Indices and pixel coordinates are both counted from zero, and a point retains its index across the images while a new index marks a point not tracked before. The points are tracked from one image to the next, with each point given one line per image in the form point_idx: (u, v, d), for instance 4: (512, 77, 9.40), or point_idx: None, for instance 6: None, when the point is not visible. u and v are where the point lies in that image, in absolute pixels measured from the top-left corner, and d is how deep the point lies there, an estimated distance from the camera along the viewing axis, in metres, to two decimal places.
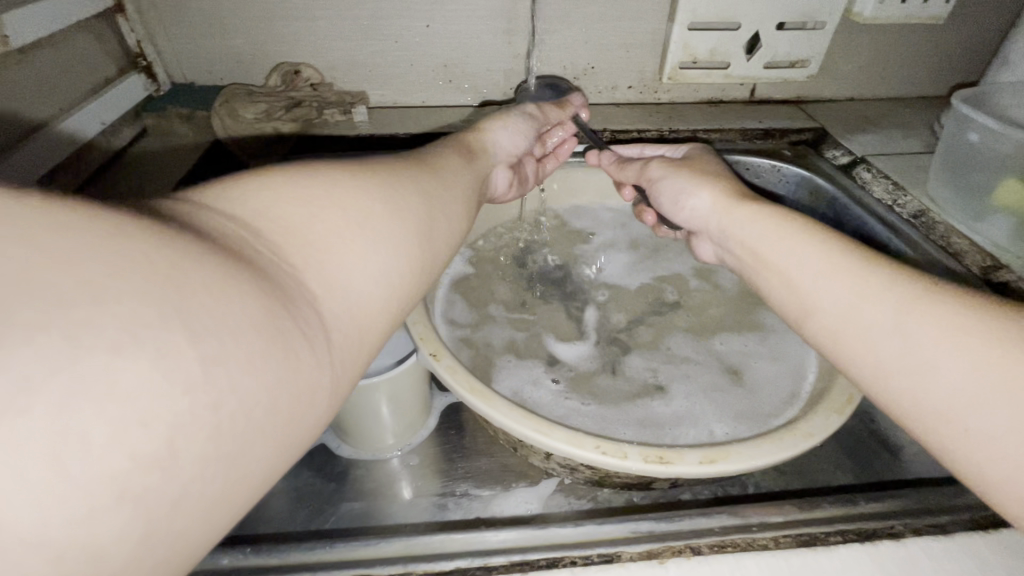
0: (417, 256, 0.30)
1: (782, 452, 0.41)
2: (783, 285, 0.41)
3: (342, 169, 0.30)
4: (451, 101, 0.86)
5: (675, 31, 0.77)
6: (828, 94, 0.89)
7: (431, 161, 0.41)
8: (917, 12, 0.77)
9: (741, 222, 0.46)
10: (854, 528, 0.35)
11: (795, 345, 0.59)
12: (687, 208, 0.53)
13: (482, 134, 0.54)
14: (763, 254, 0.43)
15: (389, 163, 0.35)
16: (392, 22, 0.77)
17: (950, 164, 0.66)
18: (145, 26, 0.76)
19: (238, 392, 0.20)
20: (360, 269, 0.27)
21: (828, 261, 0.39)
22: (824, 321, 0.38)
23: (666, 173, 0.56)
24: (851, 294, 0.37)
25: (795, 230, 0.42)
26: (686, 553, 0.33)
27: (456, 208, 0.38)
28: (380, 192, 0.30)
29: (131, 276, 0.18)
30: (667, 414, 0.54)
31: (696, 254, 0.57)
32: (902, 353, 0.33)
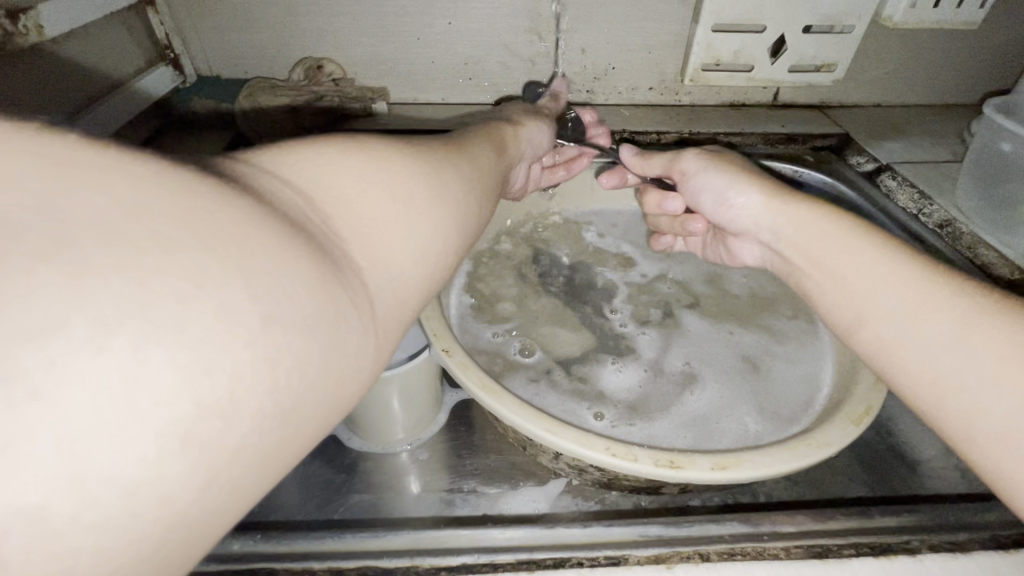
0: (451, 241, 0.31)
1: (796, 460, 0.41)
2: (830, 283, 0.42)
3: (391, 144, 0.30)
4: (471, 99, 0.87)
5: (698, 32, 0.76)
6: (854, 99, 0.88)
7: (468, 147, 0.41)
8: (950, 18, 0.75)
9: (798, 221, 0.45)
10: (869, 542, 0.34)
11: (812, 352, 0.58)
12: (732, 206, 0.52)
13: (522, 130, 0.55)
14: (818, 256, 0.43)
15: (429, 144, 0.35)
16: (415, 19, 0.77)
17: (980, 176, 0.64)
18: (174, 19, 0.78)
19: (292, 351, 0.20)
20: (403, 247, 0.27)
21: (896, 274, 0.38)
22: (874, 330, 0.38)
23: (705, 168, 0.55)
24: (908, 305, 0.36)
25: (856, 233, 0.41)
26: (694, 560, 0.32)
27: (487, 200, 0.38)
28: (423, 174, 0.30)
29: (197, 230, 0.19)
30: (706, 409, 0.53)
31: (734, 254, 0.57)
32: (955, 368, 0.33)
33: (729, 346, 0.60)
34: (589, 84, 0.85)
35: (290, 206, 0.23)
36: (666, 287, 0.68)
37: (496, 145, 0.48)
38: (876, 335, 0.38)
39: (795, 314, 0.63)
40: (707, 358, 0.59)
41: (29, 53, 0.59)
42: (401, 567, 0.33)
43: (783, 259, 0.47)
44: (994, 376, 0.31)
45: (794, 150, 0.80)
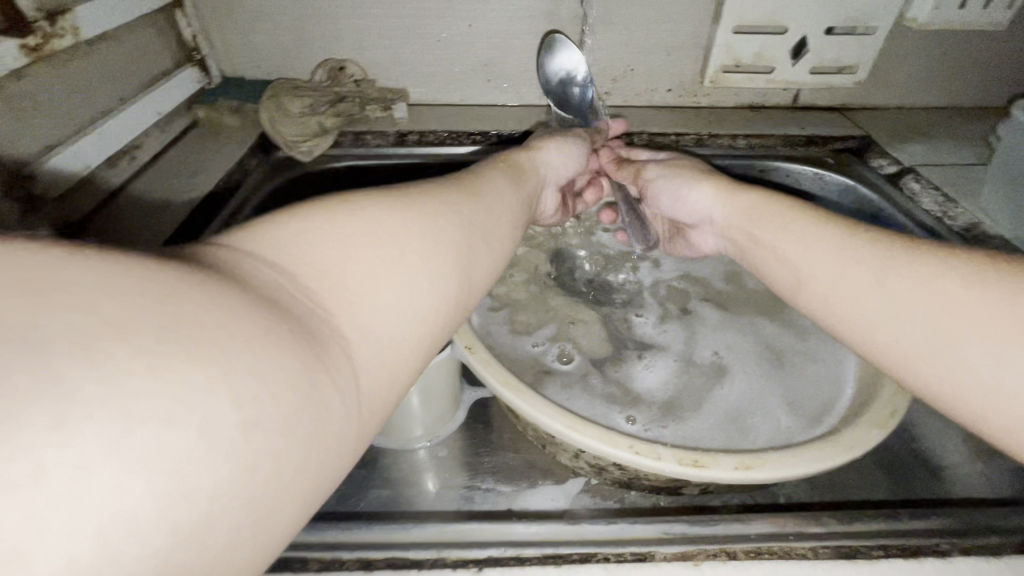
0: (448, 291, 0.31)
1: (821, 462, 0.41)
2: (769, 258, 0.45)
3: (382, 202, 0.31)
4: (489, 101, 0.87)
5: (719, 33, 0.76)
6: (875, 102, 0.87)
7: (472, 182, 0.41)
8: (976, 18, 0.75)
9: (738, 203, 0.50)
10: (898, 544, 0.33)
11: (831, 348, 0.57)
12: (688, 203, 0.55)
13: (536, 153, 0.56)
14: (755, 232, 0.47)
15: (425, 191, 0.35)
16: (435, 21, 0.78)
17: (1008, 178, 0.63)
18: (201, 22, 0.79)
19: (274, 450, 0.20)
20: (393, 313, 0.27)
21: (823, 244, 0.41)
22: (811, 290, 0.41)
23: (664, 172, 0.59)
24: (833, 260, 0.40)
25: (780, 206, 0.46)
26: (721, 558, 0.32)
27: (493, 236, 0.37)
28: (413, 227, 0.31)
29: (181, 338, 0.18)
30: (743, 403, 0.54)
31: (693, 245, 0.59)
32: (875, 309, 0.37)
33: (754, 338, 0.61)
34: (607, 86, 0.85)
35: (271, 291, 0.24)
36: (686, 288, 0.68)
37: (507, 175, 0.47)
38: (820, 296, 0.40)
39: None
40: (737, 348, 0.60)
41: (67, 55, 0.59)
42: (429, 559, 0.33)
43: (734, 242, 0.50)
44: (905, 306, 0.35)
45: (814, 152, 0.80)
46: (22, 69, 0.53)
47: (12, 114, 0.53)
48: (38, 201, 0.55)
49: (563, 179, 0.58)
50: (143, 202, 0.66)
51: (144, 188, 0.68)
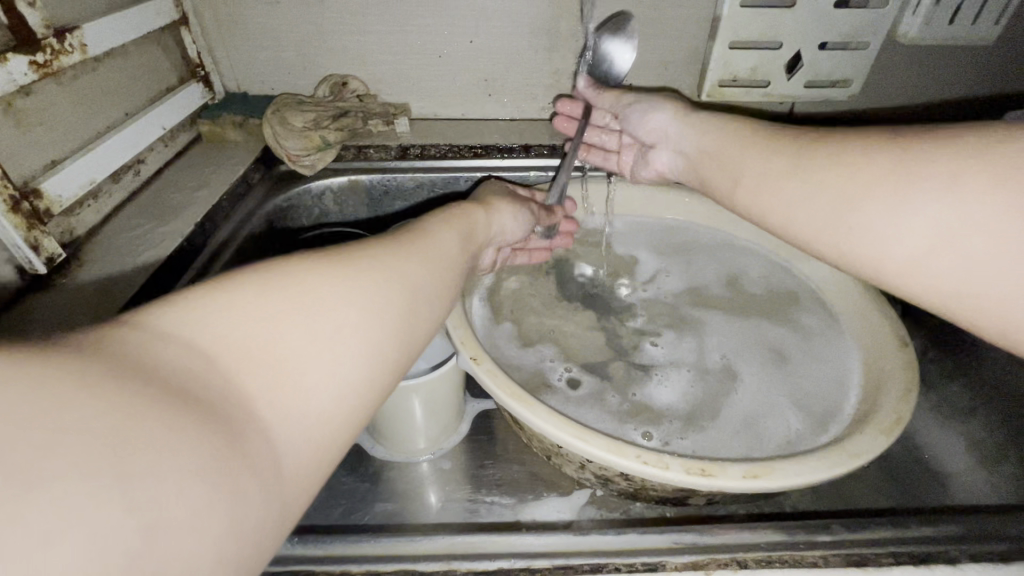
0: (381, 369, 0.28)
1: (827, 471, 0.41)
2: (717, 168, 0.51)
3: (313, 261, 0.29)
4: (490, 115, 0.89)
5: (716, 49, 0.77)
6: (869, 115, 0.88)
7: (418, 233, 0.38)
8: (963, 33, 0.76)
9: (690, 117, 0.57)
10: (909, 551, 0.33)
11: (838, 349, 0.57)
12: (652, 119, 0.61)
13: (495, 212, 0.50)
14: (704, 145, 0.54)
15: (362, 249, 0.32)
16: (437, 38, 0.80)
17: None
18: (205, 38, 0.80)
19: (181, 556, 0.18)
20: (323, 381, 0.25)
21: (761, 153, 0.46)
22: (744, 189, 0.47)
23: (636, 95, 0.64)
24: (760, 157, 0.46)
25: (722, 122, 0.53)
26: (731, 566, 0.32)
27: (443, 288, 0.35)
28: (346, 298, 0.28)
29: (66, 450, 0.17)
30: (761, 407, 0.55)
31: (648, 165, 0.64)
32: (788, 192, 0.43)
33: (759, 339, 0.62)
34: None
35: (182, 374, 0.21)
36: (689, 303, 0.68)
37: (462, 225, 0.44)
38: (751, 191, 0.47)
39: (820, 306, 0.62)
40: (741, 349, 0.62)
41: (75, 71, 0.60)
42: (439, 571, 0.33)
43: (687, 155, 0.56)
44: (800, 182, 0.42)
45: None
46: (30, 85, 0.54)
47: (19, 129, 0.53)
48: (41, 215, 0.55)
49: (508, 242, 0.53)
50: (144, 215, 0.66)
51: (148, 203, 0.68)
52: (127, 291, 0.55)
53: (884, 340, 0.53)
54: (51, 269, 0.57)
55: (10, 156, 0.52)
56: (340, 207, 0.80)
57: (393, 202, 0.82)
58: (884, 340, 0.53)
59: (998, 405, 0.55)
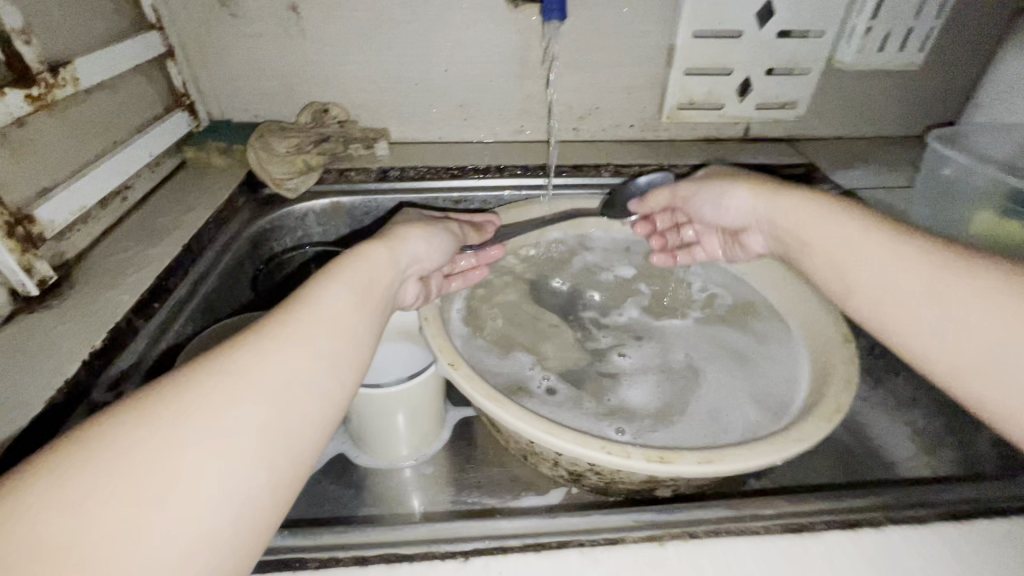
0: (253, 486, 0.29)
1: (773, 454, 0.45)
2: (825, 263, 0.46)
3: (151, 413, 0.28)
4: (466, 138, 0.93)
5: (672, 75, 0.84)
6: (817, 133, 0.95)
7: (303, 304, 0.37)
8: (894, 60, 0.84)
9: (783, 206, 0.51)
10: (839, 518, 0.37)
11: (790, 351, 0.62)
12: (731, 208, 0.57)
13: (399, 245, 0.49)
14: (803, 235, 0.48)
15: (214, 362, 0.32)
16: (414, 67, 0.85)
17: (933, 197, 0.71)
18: (191, 69, 0.84)
19: None
20: (160, 550, 0.25)
21: (877, 252, 0.42)
22: (867, 298, 0.42)
23: (702, 184, 0.61)
24: (884, 266, 0.41)
25: (830, 209, 0.47)
26: (684, 537, 0.36)
27: (331, 380, 0.35)
28: (186, 437, 0.28)
29: None
30: (723, 403, 0.59)
31: (749, 249, 0.60)
32: (921, 319, 0.38)
33: (719, 344, 0.66)
34: (575, 121, 0.92)
35: None
36: (655, 310, 0.73)
37: (359, 279, 0.42)
38: (873, 302, 0.42)
39: (775, 319, 0.66)
40: (704, 354, 0.66)
41: (66, 103, 0.62)
42: (418, 554, 0.36)
43: (784, 243, 0.52)
44: (933, 313, 0.38)
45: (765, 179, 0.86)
46: (25, 117, 0.56)
47: (12, 158, 0.56)
48: (34, 239, 0.57)
49: (426, 268, 0.53)
50: (131, 239, 0.69)
51: (135, 226, 0.71)
52: (117, 309, 0.57)
53: (829, 337, 0.58)
54: (42, 290, 0.59)
55: (4, 184, 0.54)
56: (322, 227, 0.84)
57: (373, 221, 0.85)
58: (829, 337, 0.58)
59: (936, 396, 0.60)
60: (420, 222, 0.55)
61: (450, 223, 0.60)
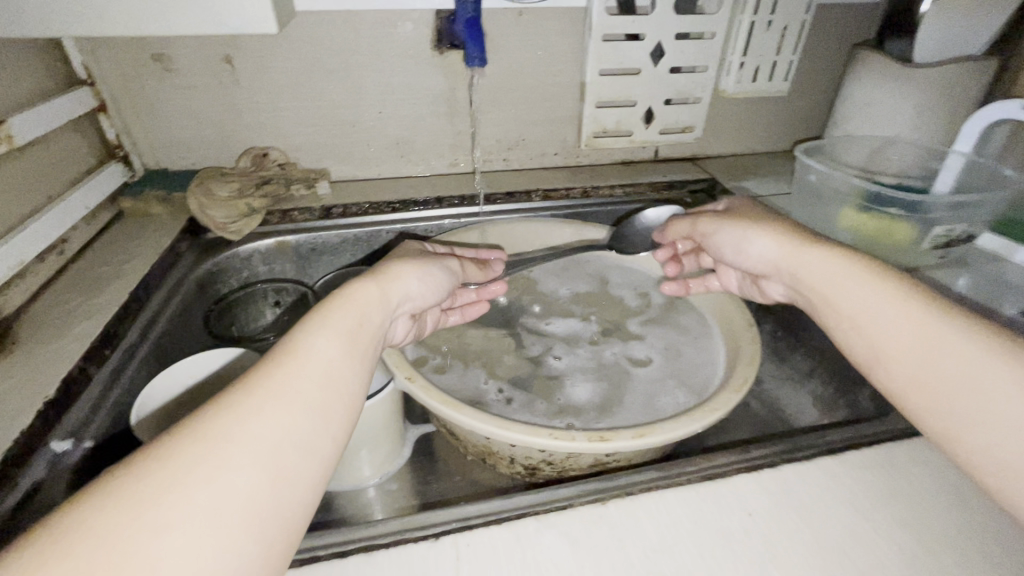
0: (249, 537, 0.32)
1: (693, 424, 0.52)
2: (850, 325, 0.47)
3: (152, 474, 0.31)
4: (404, 173, 0.99)
5: (585, 108, 0.95)
6: (716, 151, 1.08)
7: (295, 357, 0.40)
8: (767, 88, 0.99)
9: (811, 261, 0.52)
10: (745, 464, 0.45)
11: (706, 339, 0.71)
12: (752, 253, 0.58)
13: (393, 284, 0.52)
14: (828, 294, 0.49)
15: (209, 421, 0.34)
16: (350, 110, 0.90)
17: (807, 198, 0.84)
18: (124, 121, 0.85)
19: None
20: None
21: (901, 312, 0.44)
22: (895, 370, 0.44)
23: (722, 224, 0.62)
24: (923, 344, 0.42)
25: (866, 274, 0.48)
26: (624, 496, 0.42)
27: (321, 431, 0.38)
28: (185, 494, 0.31)
29: None
30: (654, 390, 0.67)
31: (764, 294, 0.63)
32: (964, 406, 0.39)
33: (648, 340, 0.75)
34: (503, 152, 1.00)
35: None
36: (590, 316, 0.80)
37: (349, 324, 0.45)
38: (907, 379, 0.43)
39: (693, 312, 0.76)
40: (636, 350, 0.74)
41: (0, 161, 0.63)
42: (393, 541, 0.40)
43: (804, 295, 0.53)
44: (972, 401, 0.39)
45: (674, 193, 0.98)
46: None
47: None
48: None
49: (418, 307, 0.56)
50: (72, 291, 0.69)
51: (74, 278, 0.71)
52: (66, 359, 0.58)
53: (735, 323, 0.67)
54: None
55: None
56: (268, 267, 0.86)
57: (320, 257, 0.89)
58: (736, 323, 0.67)
59: (826, 366, 0.70)
60: (423, 259, 0.58)
61: (453, 259, 0.63)
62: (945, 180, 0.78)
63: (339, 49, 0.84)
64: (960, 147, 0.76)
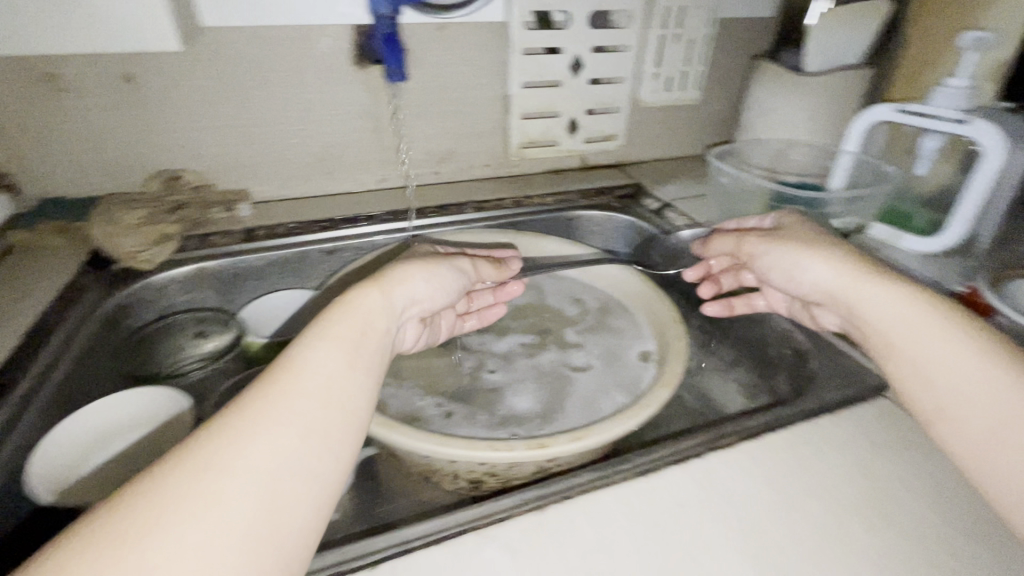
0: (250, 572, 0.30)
1: (627, 423, 0.54)
2: (913, 371, 0.47)
3: (143, 511, 0.29)
4: (332, 190, 0.96)
5: (512, 121, 0.97)
6: (642, 156, 1.12)
7: (291, 377, 0.38)
8: (679, 97, 1.05)
9: (877, 296, 0.50)
10: (675, 457, 0.47)
11: (638, 339, 0.74)
12: (805, 278, 0.56)
13: (396, 287, 0.50)
14: (894, 337, 0.48)
15: (201, 450, 0.33)
16: (269, 128, 0.87)
17: (721, 200, 0.90)
18: (10, 147, 0.78)
19: None
20: None
21: (974, 365, 0.44)
22: (962, 425, 0.43)
23: (770, 245, 0.59)
24: (995, 404, 0.42)
25: (938, 320, 0.47)
26: (562, 501, 0.43)
27: (323, 453, 0.36)
28: (177, 531, 0.29)
29: None
30: (591, 393, 0.69)
31: (816, 320, 0.60)
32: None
33: (584, 343, 0.77)
34: (434, 165, 1.00)
35: None
36: (528, 325, 0.81)
37: (348, 337, 0.43)
38: (975, 436, 0.43)
39: (625, 314, 0.78)
40: (573, 355, 0.75)
41: None
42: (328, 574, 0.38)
43: (862, 329, 0.52)
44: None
45: (604, 199, 1.00)
46: None
47: None
48: None
49: (427, 310, 0.55)
50: None
51: None
52: None
53: (663, 321, 0.70)
54: None
55: None
56: (187, 295, 0.81)
57: (245, 283, 0.84)
58: (664, 322, 0.70)
59: (749, 356, 0.75)
60: (431, 260, 0.57)
61: (462, 258, 0.61)
62: (839, 179, 0.85)
63: (252, 65, 0.81)
64: (849, 148, 0.83)
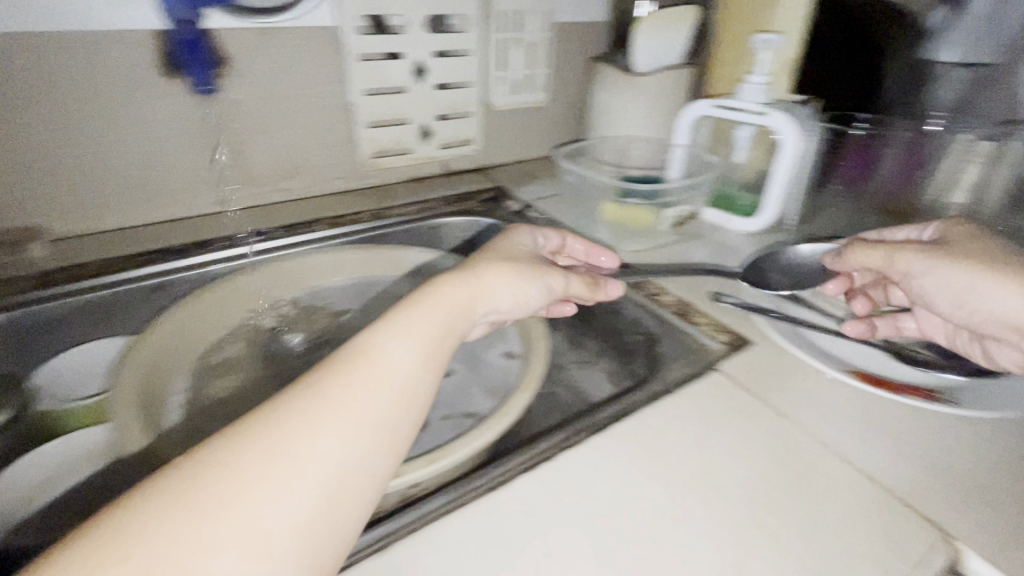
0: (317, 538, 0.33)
1: (485, 434, 0.52)
2: None
3: (235, 461, 0.33)
4: (154, 216, 0.84)
5: (358, 129, 0.92)
6: (504, 159, 1.12)
7: (371, 363, 0.40)
8: (526, 100, 1.07)
9: None
10: (527, 462, 0.46)
11: (505, 343, 0.72)
12: (983, 304, 0.54)
13: (479, 294, 0.49)
14: None
15: (286, 416, 0.36)
16: (59, 149, 0.73)
17: (573, 197, 0.93)
18: None
19: None
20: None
21: None
22: None
23: (935, 266, 0.56)
24: None
25: None
26: (409, 536, 0.40)
27: (388, 444, 0.38)
28: (261, 485, 0.32)
29: None
30: (458, 404, 0.66)
31: (985, 350, 0.58)
32: None
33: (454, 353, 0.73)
34: (277, 182, 0.91)
35: None
36: None
37: (425, 333, 0.44)
38: None
39: None
40: None
41: None
42: None
43: None
44: None
45: (467, 205, 0.99)
46: None
47: None
48: None
49: (502, 316, 0.54)
50: None
51: None
52: None
53: (525, 321, 0.70)
54: None
55: None
56: None
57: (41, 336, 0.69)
58: (525, 323, 0.70)
59: None
60: (522, 265, 0.54)
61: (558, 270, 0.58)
62: (677, 168, 0.91)
63: (23, 78, 0.68)
64: (681, 140, 0.90)
